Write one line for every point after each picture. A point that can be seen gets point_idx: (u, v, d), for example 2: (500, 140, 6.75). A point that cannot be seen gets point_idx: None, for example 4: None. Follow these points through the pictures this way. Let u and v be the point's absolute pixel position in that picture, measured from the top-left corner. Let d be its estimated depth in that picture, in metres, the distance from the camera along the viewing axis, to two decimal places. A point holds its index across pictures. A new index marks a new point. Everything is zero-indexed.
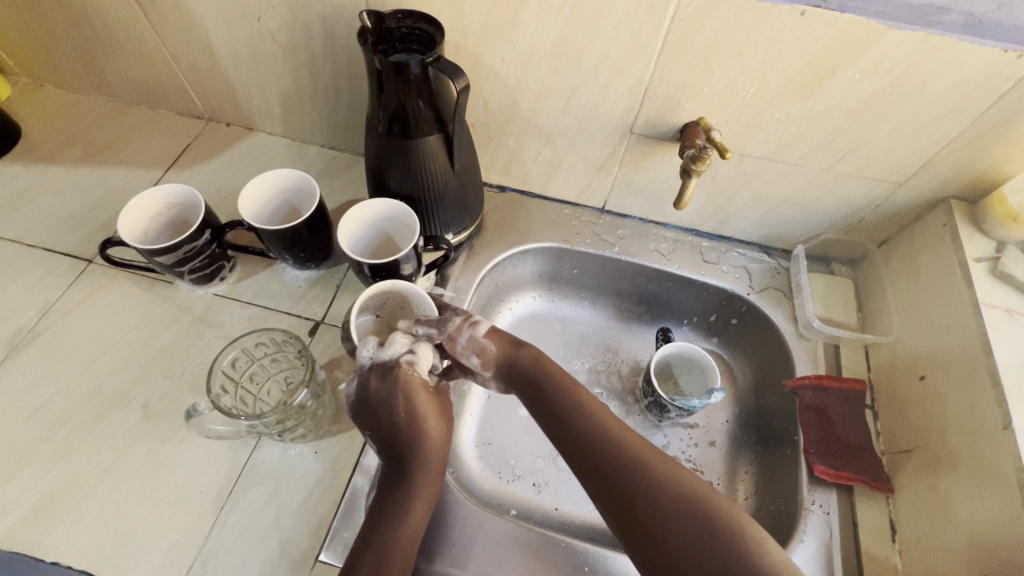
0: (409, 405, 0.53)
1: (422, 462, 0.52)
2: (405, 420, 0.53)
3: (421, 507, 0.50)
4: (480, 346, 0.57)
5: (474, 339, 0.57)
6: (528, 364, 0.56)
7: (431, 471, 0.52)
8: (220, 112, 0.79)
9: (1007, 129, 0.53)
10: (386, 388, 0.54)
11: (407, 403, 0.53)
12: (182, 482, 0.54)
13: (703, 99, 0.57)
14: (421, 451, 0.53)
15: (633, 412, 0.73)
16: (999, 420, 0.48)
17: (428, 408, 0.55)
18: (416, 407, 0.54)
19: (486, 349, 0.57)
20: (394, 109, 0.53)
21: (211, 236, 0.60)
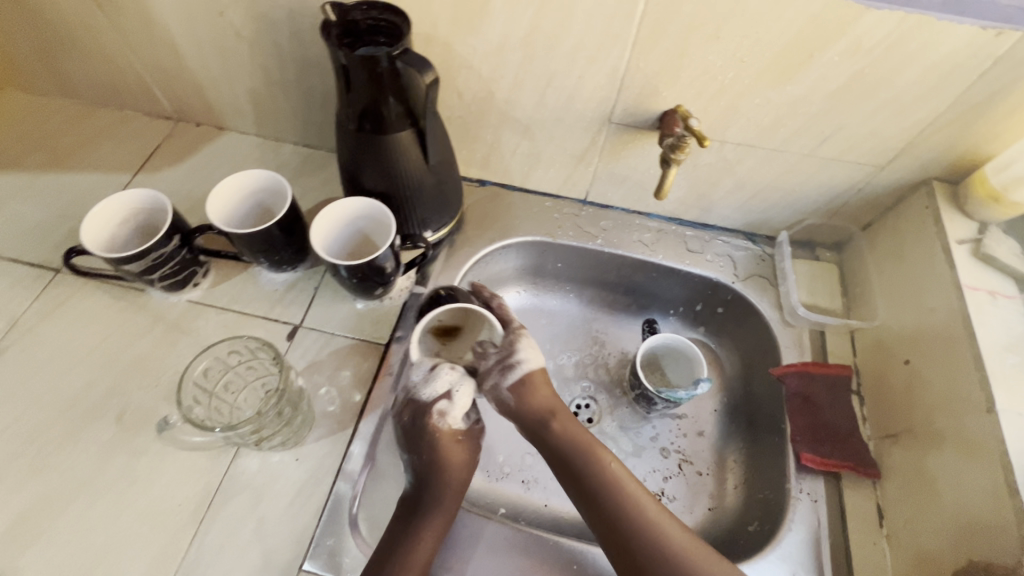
0: (433, 454, 0.55)
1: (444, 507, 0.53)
2: (432, 461, 0.55)
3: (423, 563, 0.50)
4: (499, 396, 0.59)
5: (500, 388, 0.58)
6: (568, 438, 0.57)
7: (438, 519, 0.53)
8: (189, 112, 0.77)
9: (988, 109, 0.52)
10: (416, 425, 0.56)
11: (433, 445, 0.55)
12: (161, 494, 0.52)
13: (681, 86, 0.56)
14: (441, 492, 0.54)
15: (621, 406, 0.72)
16: (982, 403, 0.48)
17: (452, 458, 0.56)
18: (443, 450, 0.55)
19: (503, 399, 0.59)
20: (364, 106, 0.52)
21: (181, 242, 0.59)
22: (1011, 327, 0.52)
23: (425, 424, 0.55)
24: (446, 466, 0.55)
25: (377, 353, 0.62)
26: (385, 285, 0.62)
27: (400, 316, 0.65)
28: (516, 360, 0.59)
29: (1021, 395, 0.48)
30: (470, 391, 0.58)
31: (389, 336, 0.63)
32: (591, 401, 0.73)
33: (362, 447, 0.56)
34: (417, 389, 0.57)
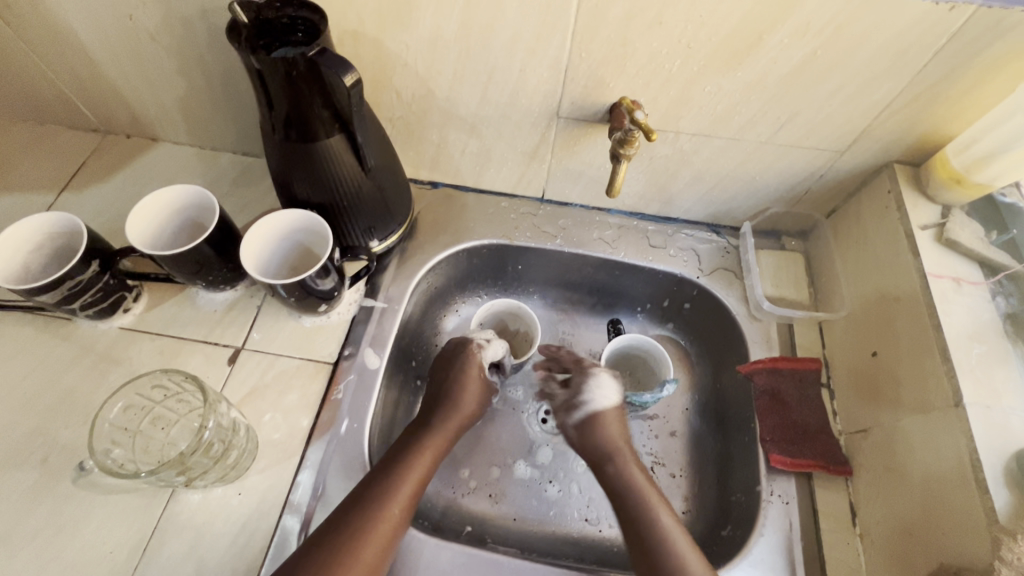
0: (457, 376, 0.62)
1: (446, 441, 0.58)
2: (455, 391, 0.61)
3: (385, 527, 0.48)
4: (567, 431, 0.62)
5: (566, 423, 0.62)
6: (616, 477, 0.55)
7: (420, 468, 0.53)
8: (117, 124, 0.72)
9: (945, 87, 0.49)
10: (456, 355, 0.64)
11: (462, 375, 0.62)
12: (93, 541, 0.49)
13: (628, 76, 0.53)
14: (451, 420, 0.59)
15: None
16: (950, 397, 0.46)
17: (470, 391, 0.61)
18: (467, 383, 0.62)
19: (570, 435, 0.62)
20: (286, 111, 0.48)
21: (101, 267, 0.54)
22: (976, 314, 0.50)
23: (468, 357, 0.63)
24: (465, 397, 0.61)
25: (326, 374, 0.59)
26: (329, 300, 0.59)
27: (349, 332, 0.62)
28: (584, 400, 0.62)
29: (988, 386, 0.46)
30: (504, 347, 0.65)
31: (338, 353, 0.60)
32: None
33: (310, 475, 0.53)
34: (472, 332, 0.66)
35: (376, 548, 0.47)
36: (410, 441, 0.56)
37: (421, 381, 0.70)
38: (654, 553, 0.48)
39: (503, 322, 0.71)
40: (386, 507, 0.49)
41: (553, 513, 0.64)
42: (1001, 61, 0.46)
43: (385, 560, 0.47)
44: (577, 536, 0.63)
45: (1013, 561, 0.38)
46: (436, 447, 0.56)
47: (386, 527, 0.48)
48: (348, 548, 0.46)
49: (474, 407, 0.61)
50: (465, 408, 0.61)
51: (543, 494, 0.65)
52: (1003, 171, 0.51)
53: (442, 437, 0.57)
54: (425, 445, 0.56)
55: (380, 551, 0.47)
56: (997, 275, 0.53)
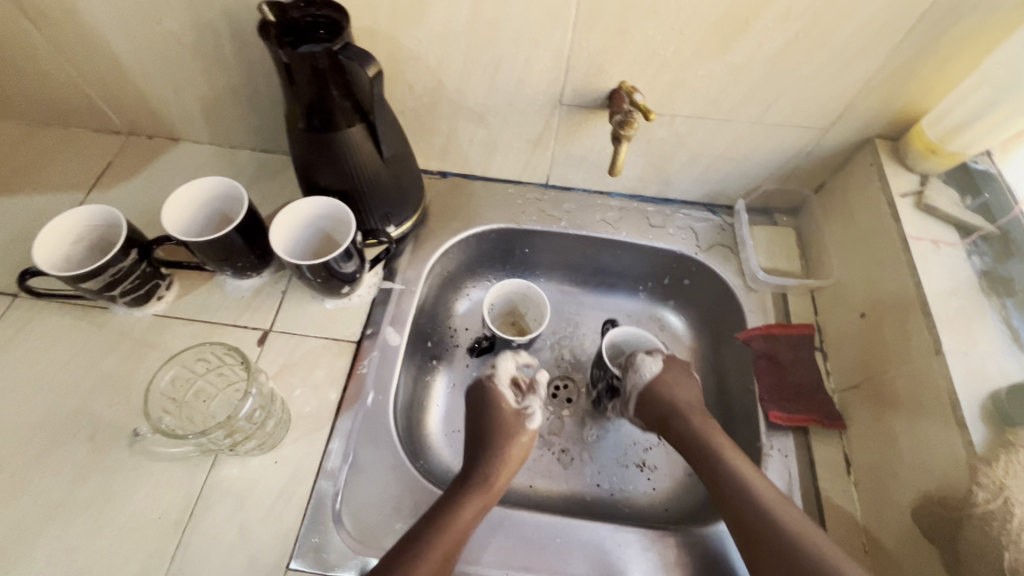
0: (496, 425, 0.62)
1: (493, 495, 0.56)
2: (501, 450, 0.60)
3: None
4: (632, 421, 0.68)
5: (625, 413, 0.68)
6: (695, 428, 0.61)
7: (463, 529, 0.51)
8: (140, 125, 0.76)
9: (918, 64, 0.54)
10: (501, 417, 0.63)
11: (502, 421, 0.63)
12: (142, 508, 0.52)
13: (626, 63, 0.57)
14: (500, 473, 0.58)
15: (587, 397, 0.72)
16: (931, 346, 0.50)
17: (519, 444, 0.62)
18: (513, 430, 0.62)
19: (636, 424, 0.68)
20: (310, 103, 0.51)
21: (139, 256, 0.58)
22: (954, 273, 0.54)
23: (517, 420, 0.63)
24: (513, 449, 0.61)
25: (350, 351, 0.62)
26: (352, 282, 0.63)
27: (369, 314, 0.65)
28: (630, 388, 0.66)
29: (966, 336, 0.50)
30: (511, 360, 0.68)
31: (360, 332, 0.64)
32: (568, 381, 0.75)
33: (341, 443, 0.57)
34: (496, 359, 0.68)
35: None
36: (454, 494, 0.54)
37: (437, 361, 0.74)
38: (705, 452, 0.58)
39: (514, 305, 0.75)
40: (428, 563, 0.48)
41: (567, 480, 0.68)
42: (968, 38, 0.51)
43: None
44: (591, 500, 0.66)
45: (989, 485, 0.42)
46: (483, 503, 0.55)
47: None
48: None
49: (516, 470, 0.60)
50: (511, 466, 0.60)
51: (557, 463, 0.69)
52: (974, 140, 0.55)
53: (489, 490, 0.56)
54: (471, 496, 0.54)
55: None
56: (972, 236, 0.57)
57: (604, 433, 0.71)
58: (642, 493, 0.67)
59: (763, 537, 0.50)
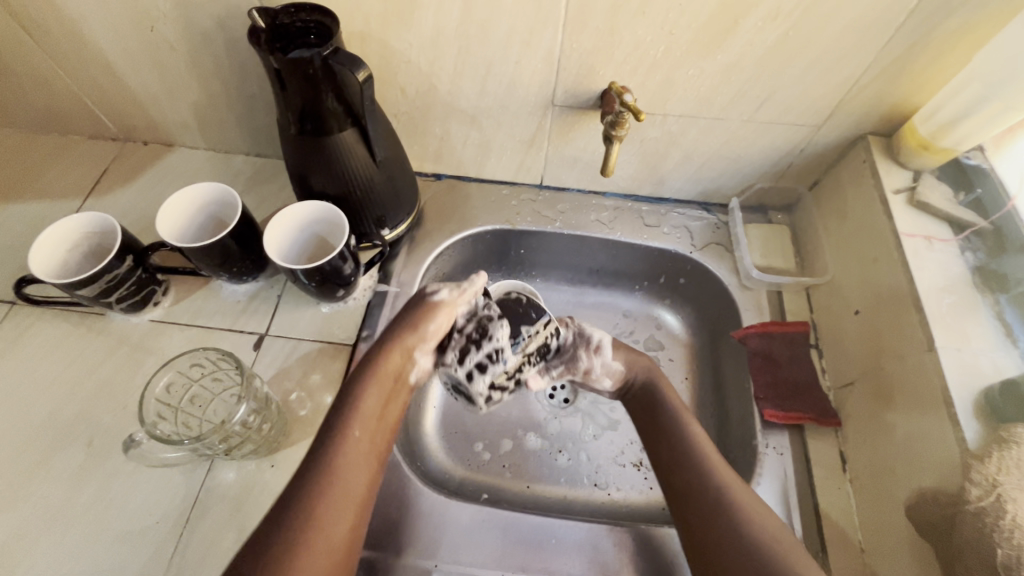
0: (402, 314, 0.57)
1: (380, 382, 0.54)
2: (390, 332, 0.56)
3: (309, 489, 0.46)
4: (611, 370, 0.62)
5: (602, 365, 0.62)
6: (645, 384, 0.61)
7: (348, 429, 0.50)
8: (136, 131, 0.76)
9: (910, 60, 0.53)
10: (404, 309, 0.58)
11: (405, 308, 0.58)
12: (141, 513, 0.53)
13: (617, 63, 0.57)
14: (394, 356, 0.55)
15: (507, 325, 0.55)
16: (924, 343, 0.50)
17: (415, 326, 0.56)
18: (407, 315, 0.57)
19: (615, 371, 0.62)
20: (302, 108, 0.51)
21: (134, 262, 0.58)
22: (948, 269, 0.54)
23: (417, 312, 0.56)
24: (406, 329, 0.56)
25: (345, 354, 0.63)
26: (346, 286, 0.63)
27: (366, 316, 0.66)
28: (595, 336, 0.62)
29: (959, 332, 0.50)
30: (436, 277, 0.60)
31: (356, 335, 0.64)
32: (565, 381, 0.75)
33: None
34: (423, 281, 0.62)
35: (342, 509, 0.46)
36: (346, 394, 0.53)
37: None
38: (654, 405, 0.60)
39: None
40: (314, 464, 0.48)
41: (564, 479, 0.68)
42: (959, 33, 0.50)
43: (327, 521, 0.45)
44: (588, 500, 0.67)
45: (981, 481, 0.42)
46: (379, 389, 0.54)
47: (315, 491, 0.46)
48: (313, 514, 0.45)
49: (417, 347, 0.56)
50: (408, 345, 0.56)
51: (554, 463, 0.69)
52: (965, 136, 0.55)
53: (382, 372, 0.54)
54: (365, 386, 0.53)
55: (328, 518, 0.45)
56: (965, 232, 0.57)
57: (599, 433, 0.71)
58: (639, 493, 0.67)
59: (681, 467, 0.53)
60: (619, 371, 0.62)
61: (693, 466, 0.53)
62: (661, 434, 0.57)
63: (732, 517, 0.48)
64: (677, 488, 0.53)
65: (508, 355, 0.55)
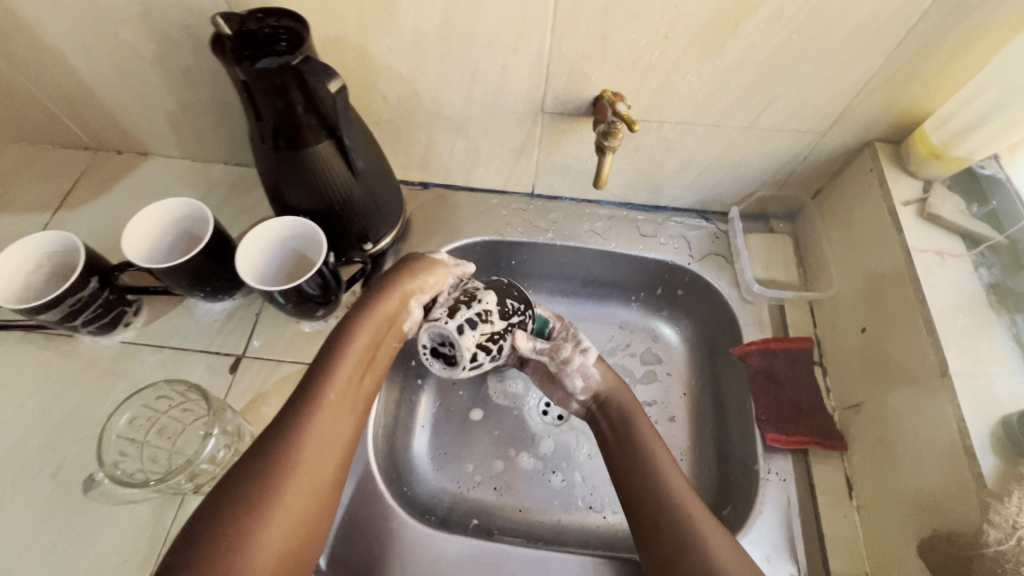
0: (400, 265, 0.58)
1: (374, 322, 0.53)
2: (388, 279, 0.56)
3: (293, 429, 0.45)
4: (587, 372, 0.59)
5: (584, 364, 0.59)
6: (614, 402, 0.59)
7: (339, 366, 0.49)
8: (108, 140, 0.73)
9: (921, 64, 0.50)
10: (401, 264, 0.58)
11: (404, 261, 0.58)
12: (108, 551, 0.50)
13: (609, 69, 0.53)
14: (390, 301, 0.55)
15: (493, 294, 0.55)
16: (937, 368, 0.47)
17: (413, 276, 0.56)
18: (405, 265, 0.57)
19: (591, 376, 0.59)
20: (274, 122, 0.48)
21: (100, 283, 0.55)
22: (961, 287, 0.51)
23: (415, 267, 0.57)
24: (405, 276, 0.56)
25: None
26: (326, 305, 0.60)
27: None
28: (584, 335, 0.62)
29: (974, 355, 0.47)
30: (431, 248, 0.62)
31: None
32: None
33: None
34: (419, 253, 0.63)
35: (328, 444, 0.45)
36: (340, 330, 0.52)
37: (421, 381, 0.71)
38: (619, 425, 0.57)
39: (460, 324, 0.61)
40: (303, 400, 0.47)
41: (557, 502, 0.65)
42: (976, 35, 0.47)
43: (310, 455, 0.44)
44: (583, 524, 0.64)
45: (1001, 523, 0.40)
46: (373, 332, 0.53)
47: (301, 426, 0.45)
48: (300, 439, 0.44)
49: (414, 297, 0.56)
50: (407, 292, 0.55)
51: (548, 484, 0.66)
52: (980, 145, 0.52)
53: (378, 313, 0.54)
54: (360, 324, 0.52)
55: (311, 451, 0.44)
56: (979, 247, 0.54)
57: (594, 452, 0.68)
58: None
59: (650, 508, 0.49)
60: (594, 383, 0.60)
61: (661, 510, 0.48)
62: (629, 454, 0.54)
63: (701, 559, 0.44)
64: (647, 518, 0.49)
65: (495, 317, 0.54)
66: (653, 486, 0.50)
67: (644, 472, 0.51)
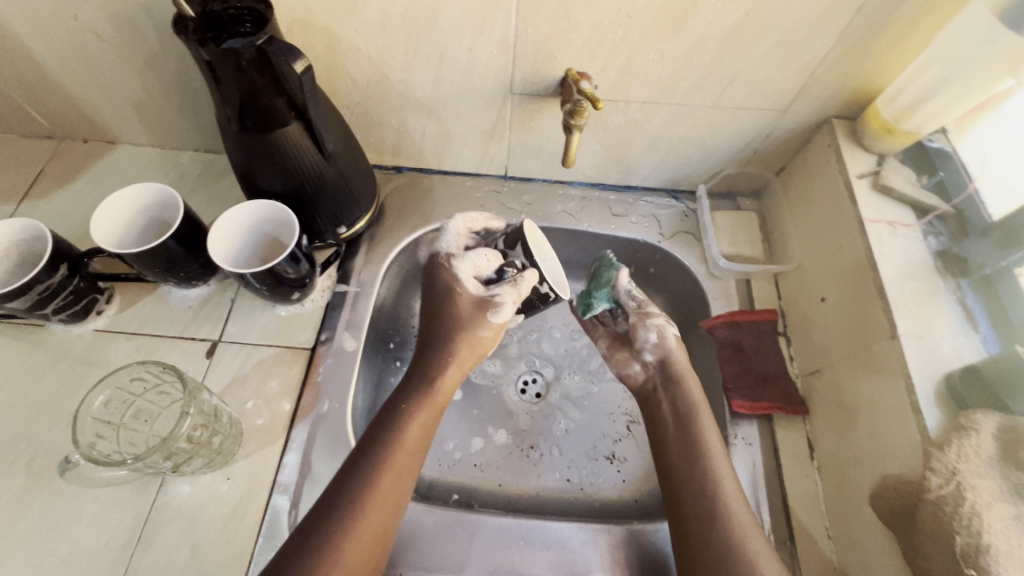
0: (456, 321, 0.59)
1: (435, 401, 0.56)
2: (449, 356, 0.58)
3: (359, 528, 0.46)
4: (663, 346, 0.61)
5: (665, 331, 0.61)
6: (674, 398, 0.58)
7: (399, 455, 0.51)
8: (73, 129, 0.71)
9: (872, 42, 0.52)
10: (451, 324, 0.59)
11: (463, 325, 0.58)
12: (86, 535, 0.50)
13: (574, 48, 0.54)
14: (449, 376, 0.58)
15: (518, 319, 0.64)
16: (887, 330, 0.49)
17: (466, 353, 0.59)
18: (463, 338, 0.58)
19: (661, 350, 0.61)
20: (241, 103, 0.48)
21: (70, 270, 0.55)
22: (911, 254, 0.53)
23: (469, 331, 0.58)
24: (462, 350, 0.58)
25: (304, 359, 0.60)
26: (302, 288, 0.61)
27: (325, 317, 0.63)
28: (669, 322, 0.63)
29: (920, 317, 0.49)
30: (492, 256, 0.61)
31: (314, 339, 0.62)
32: (537, 376, 0.74)
33: (297, 456, 0.55)
34: (455, 262, 0.61)
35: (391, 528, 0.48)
36: (398, 412, 0.54)
37: (401, 363, 0.71)
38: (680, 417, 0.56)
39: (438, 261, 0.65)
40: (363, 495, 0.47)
41: (537, 476, 0.67)
42: (921, 13, 0.49)
43: (373, 547, 0.46)
44: (561, 496, 0.66)
45: (941, 469, 0.42)
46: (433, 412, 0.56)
47: (364, 525, 0.46)
48: (353, 533, 0.46)
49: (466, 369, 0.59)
50: (463, 366, 0.59)
51: (527, 459, 0.68)
52: (928, 118, 0.54)
53: (437, 399, 0.56)
54: (418, 409, 0.55)
55: (366, 547, 0.46)
56: (928, 217, 0.56)
57: (571, 427, 0.70)
58: (613, 486, 0.66)
59: (693, 499, 0.50)
60: (668, 349, 0.61)
61: (710, 506, 0.50)
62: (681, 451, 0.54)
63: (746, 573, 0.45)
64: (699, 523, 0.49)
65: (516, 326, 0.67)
66: (704, 478, 0.51)
67: (700, 468, 0.52)
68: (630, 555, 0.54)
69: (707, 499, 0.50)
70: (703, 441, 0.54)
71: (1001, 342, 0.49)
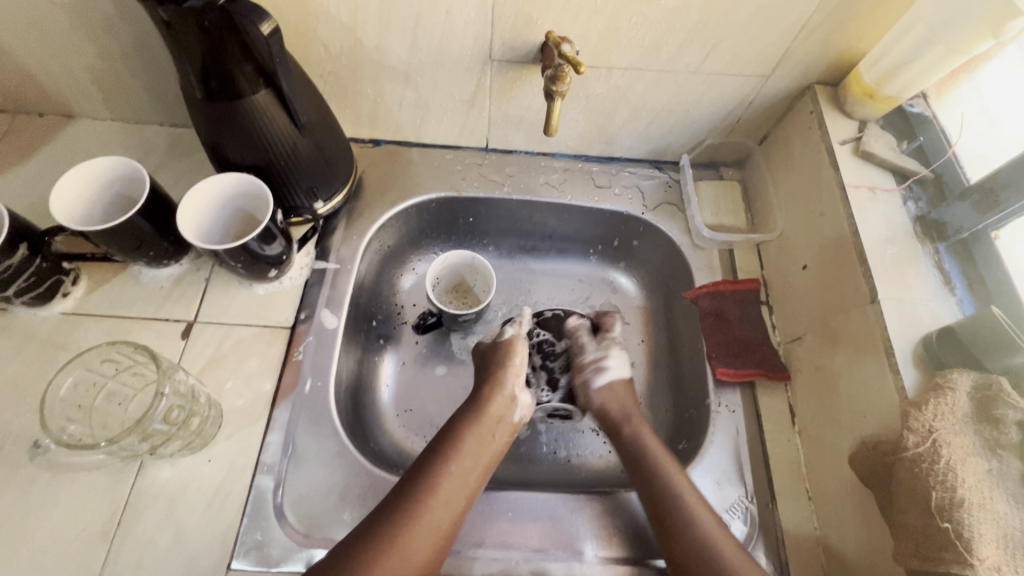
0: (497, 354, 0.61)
1: (483, 419, 0.56)
2: (493, 377, 0.59)
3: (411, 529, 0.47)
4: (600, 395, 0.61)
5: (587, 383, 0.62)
6: (631, 443, 0.57)
7: (454, 465, 0.52)
8: (27, 102, 0.68)
9: (855, 4, 0.51)
10: (492, 354, 0.62)
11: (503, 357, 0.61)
12: (63, 522, 0.49)
13: (555, 11, 0.53)
14: (498, 399, 0.58)
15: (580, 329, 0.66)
16: (868, 294, 0.50)
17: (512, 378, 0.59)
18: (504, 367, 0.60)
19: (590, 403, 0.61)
20: (205, 69, 0.46)
21: (30, 250, 0.52)
22: (891, 219, 0.54)
23: (502, 354, 0.61)
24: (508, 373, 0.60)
25: (284, 337, 0.59)
26: (279, 266, 0.59)
27: (303, 296, 0.61)
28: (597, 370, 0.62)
29: (900, 281, 0.50)
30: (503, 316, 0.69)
31: (294, 317, 0.60)
32: None
33: (280, 435, 0.54)
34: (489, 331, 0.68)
35: (444, 524, 0.48)
36: (449, 425, 0.56)
37: (384, 341, 0.70)
38: (643, 457, 0.55)
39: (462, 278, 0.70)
40: (412, 500, 0.48)
41: (524, 449, 0.67)
42: None
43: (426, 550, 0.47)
44: (549, 468, 0.66)
45: (918, 428, 0.43)
46: (483, 425, 0.56)
47: (415, 527, 0.47)
48: (402, 534, 0.46)
49: (515, 389, 0.59)
50: (510, 387, 0.59)
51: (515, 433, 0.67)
52: (908, 82, 0.54)
53: (486, 413, 0.57)
54: (469, 419, 0.56)
55: (419, 548, 0.46)
56: (908, 181, 0.57)
57: None
58: (600, 457, 0.66)
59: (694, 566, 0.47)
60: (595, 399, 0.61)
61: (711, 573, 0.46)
62: (655, 501, 0.51)
63: None
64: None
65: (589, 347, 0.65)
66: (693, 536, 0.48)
67: (677, 528, 0.49)
68: (629, 525, 0.54)
69: (689, 529, 0.49)
70: (677, 493, 0.51)
71: (976, 304, 0.50)
